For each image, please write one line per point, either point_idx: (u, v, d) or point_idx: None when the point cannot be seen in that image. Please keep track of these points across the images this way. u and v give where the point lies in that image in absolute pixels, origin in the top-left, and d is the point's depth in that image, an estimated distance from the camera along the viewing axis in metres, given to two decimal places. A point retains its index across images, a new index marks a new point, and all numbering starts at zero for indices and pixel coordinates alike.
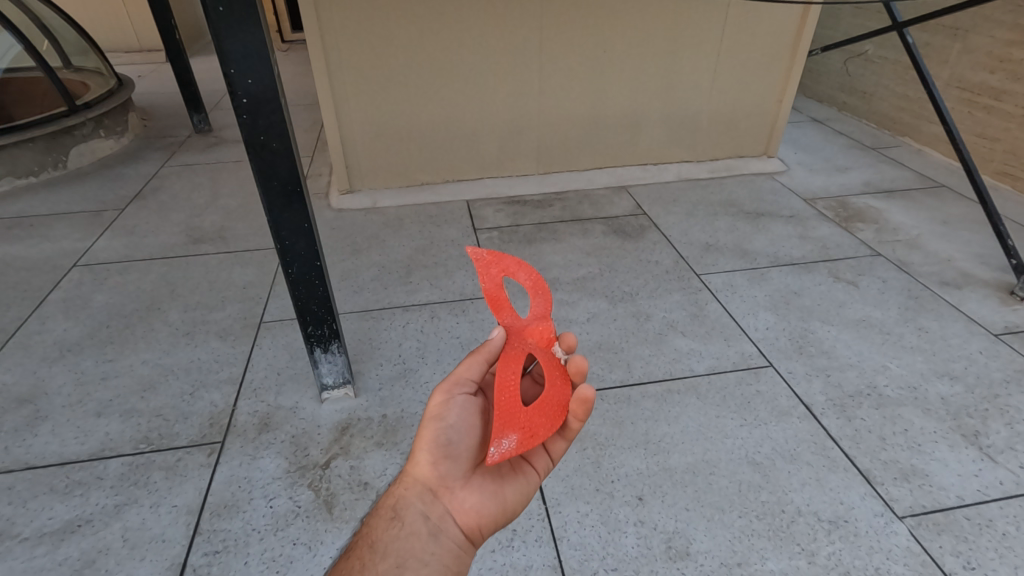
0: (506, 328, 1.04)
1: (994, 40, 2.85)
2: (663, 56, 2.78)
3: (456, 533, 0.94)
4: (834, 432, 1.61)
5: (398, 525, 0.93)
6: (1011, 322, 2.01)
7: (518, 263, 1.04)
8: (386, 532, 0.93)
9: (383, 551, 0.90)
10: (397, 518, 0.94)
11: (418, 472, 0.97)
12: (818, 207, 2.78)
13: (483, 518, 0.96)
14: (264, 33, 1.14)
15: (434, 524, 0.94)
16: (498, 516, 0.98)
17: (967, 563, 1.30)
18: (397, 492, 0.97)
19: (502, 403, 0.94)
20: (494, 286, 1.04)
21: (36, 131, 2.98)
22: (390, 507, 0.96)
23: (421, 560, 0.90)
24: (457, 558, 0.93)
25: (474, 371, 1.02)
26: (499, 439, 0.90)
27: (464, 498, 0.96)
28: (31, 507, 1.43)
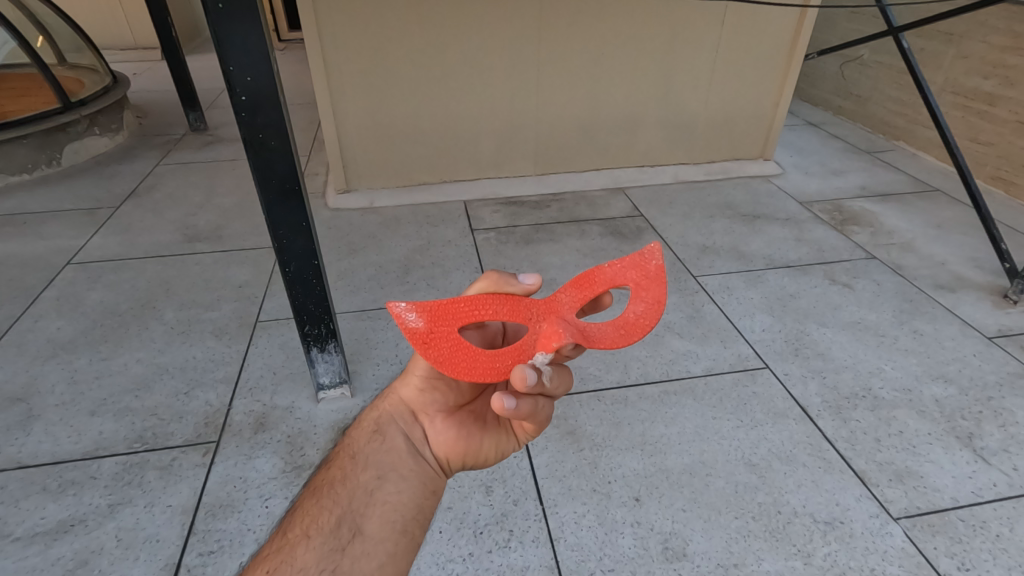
0: (552, 296, 0.89)
1: (988, 45, 2.88)
2: (661, 59, 2.79)
3: (432, 459, 0.93)
4: (829, 433, 1.62)
5: (380, 440, 0.93)
6: (1004, 325, 2.03)
7: (652, 304, 0.86)
8: (368, 445, 0.94)
9: (364, 462, 0.91)
10: (378, 433, 0.94)
11: (406, 393, 0.97)
12: (814, 210, 2.79)
13: (458, 451, 0.92)
14: (264, 30, 1.14)
15: (413, 445, 0.93)
16: (473, 455, 0.92)
17: (961, 565, 1.31)
18: (383, 411, 0.97)
19: (455, 303, 0.85)
20: (607, 277, 0.87)
21: (30, 128, 2.96)
22: (374, 424, 0.97)
23: (398, 475, 0.89)
24: (431, 482, 0.92)
25: (478, 290, 0.91)
26: (418, 309, 0.83)
27: (441, 427, 0.93)
28: (23, 507, 1.42)
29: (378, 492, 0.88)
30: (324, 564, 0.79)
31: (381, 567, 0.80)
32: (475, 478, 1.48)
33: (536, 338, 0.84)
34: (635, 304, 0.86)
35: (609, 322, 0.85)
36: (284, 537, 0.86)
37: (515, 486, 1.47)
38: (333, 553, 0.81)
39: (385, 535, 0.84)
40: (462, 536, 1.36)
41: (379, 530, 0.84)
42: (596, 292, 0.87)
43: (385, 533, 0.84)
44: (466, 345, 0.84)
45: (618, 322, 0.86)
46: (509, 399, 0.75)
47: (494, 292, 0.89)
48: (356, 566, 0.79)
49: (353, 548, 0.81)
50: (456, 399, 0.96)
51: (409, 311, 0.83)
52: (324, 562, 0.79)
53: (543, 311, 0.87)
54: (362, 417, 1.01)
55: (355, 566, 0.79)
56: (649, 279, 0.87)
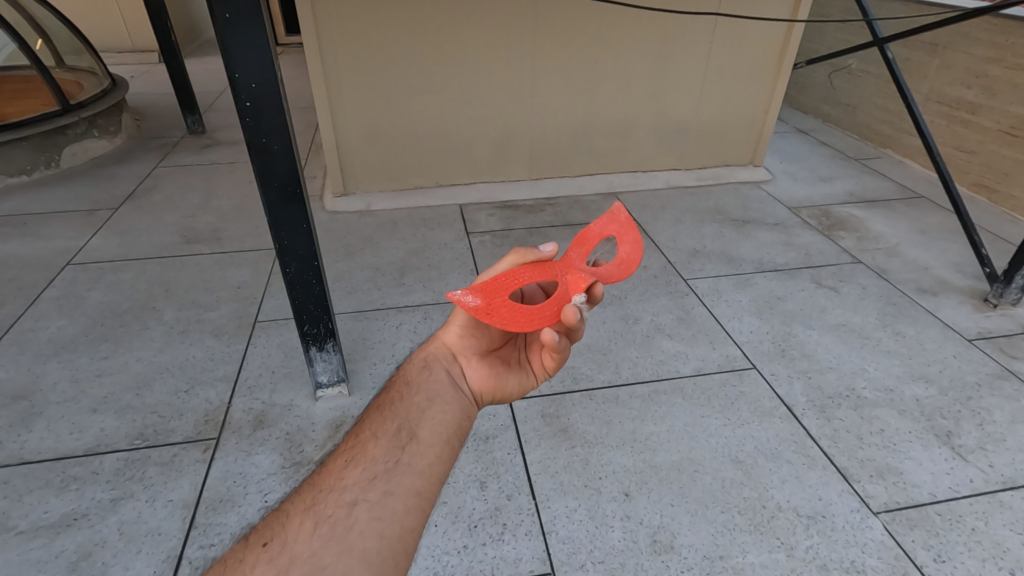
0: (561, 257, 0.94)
1: (970, 56, 2.96)
2: (654, 65, 2.85)
3: (470, 392, 0.97)
4: (814, 432, 1.67)
5: (428, 371, 0.98)
6: (984, 328, 2.09)
7: (634, 238, 0.94)
8: (418, 374, 0.98)
9: (416, 387, 0.96)
10: (426, 365, 0.98)
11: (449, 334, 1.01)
12: (802, 215, 2.85)
13: (494, 387, 0.97)
14: (268, 38, 1.18)
15: (455, 378, 0.97)
16: (505, 392, 0.97)
17: (938, 557, 1.36)
18: (431, 347, 1.02)
19: (499, 279, 0.90)
20: (596, 232, 0.94)
21: (29, 130, 2.99)
22: (422, 358, 1.01)
23: (445, 399, 0.94)
24: (470, 410, 0.97)
25: (503, 262, 0.95)
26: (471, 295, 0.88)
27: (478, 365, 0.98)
28: (27, 501, 1.44)
29: (429, 410, 0.93)
30: (388, 459, 0.86)
31: (432, 467, 0.87)
32: (470, 474, 1.52)
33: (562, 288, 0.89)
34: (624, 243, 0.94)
35: (608, 261, 0.93)
36: (353, 437, 0.92)
37: (509, 481, 1.51)
38: (394, 451, 0.87)
39: (436, 443, 0.90)
40: (458, 529, 1.40)
41: (430, 438, 0.90)
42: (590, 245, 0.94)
43: (437, 442, 0.90)
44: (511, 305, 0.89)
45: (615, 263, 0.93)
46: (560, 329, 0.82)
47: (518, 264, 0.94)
48: (414, 462, 0.87)
49: (411, 448, 0.88)
50: (491, 340, 1.00)
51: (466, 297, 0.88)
52: (389, 455, 0.87)
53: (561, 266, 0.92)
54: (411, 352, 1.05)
55: (413, 464, 0.86)
56: (627, 224, 0.96)
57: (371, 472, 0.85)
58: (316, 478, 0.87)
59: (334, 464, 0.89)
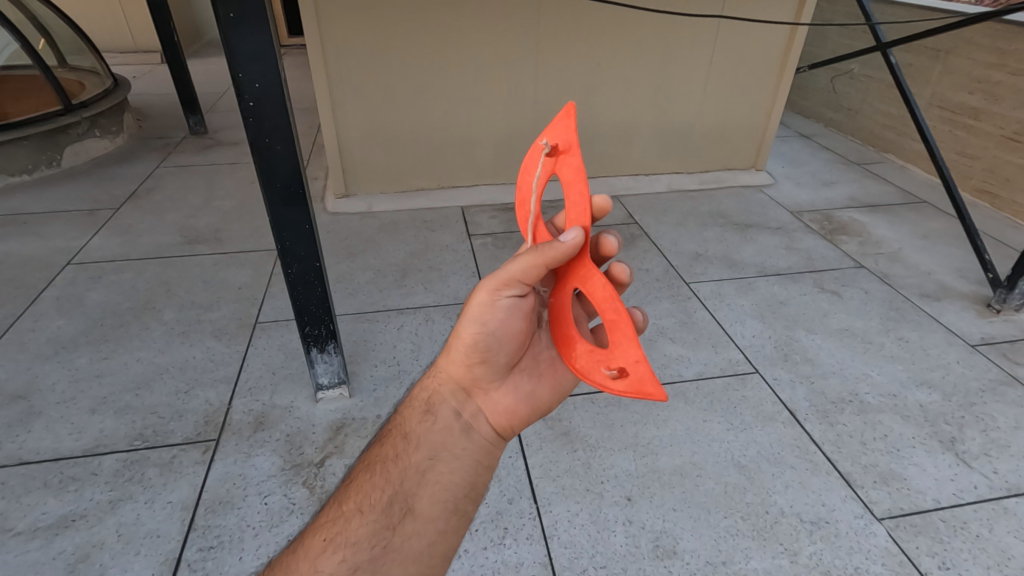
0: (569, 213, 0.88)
1: (973, 61, 2.95)
2: (657, 68, 2.85)
3: (483, 433, 0.95)
4: (816, 437, 1.66)
5: (432, 419, 0.94)
6: (987, 334, 2.08)
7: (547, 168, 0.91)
8: (420, 424, 0.94)
9: (416, 442, 0.92)
10: (431, 411, 0.95)
11: (457, 370, 0.97)
12: (804, 219, 2.85)
13: (510, 421, 0.97)
14: (273, 39, 1.18)
15: (466, 422, 0.95)
16: (525, 419, 0.99)
17: (942, 563, 1.35)
18: (434, 391, 0.98)
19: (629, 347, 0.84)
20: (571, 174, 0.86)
21: (30, 129, 2.99)
22: (425, 403, 0.97)
23: (452, 451, 0.92)
24: (482, 456, 0.94)
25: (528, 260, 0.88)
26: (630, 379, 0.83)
27: (496, 399, 0.97)
28: (25, 502, 1.44)
29: (431, 472, 0.89)
30: (374, 542, 0.82)
31: (431, 546, 0.84)
32: None
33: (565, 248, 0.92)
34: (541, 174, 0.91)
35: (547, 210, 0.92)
36: (337, 509, 0.88)
37: (510, 485, 1.50)
38: (384, 531, 0.83)
39: (437, 515, 0.86)
40: None
41: (430, 510, 0.86)
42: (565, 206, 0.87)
43: (438, 514, 0.86)
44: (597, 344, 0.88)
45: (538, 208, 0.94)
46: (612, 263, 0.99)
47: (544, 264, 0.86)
48: (407, 545, 0.82)
49: (404, 527, 0.83)
50: (504, 366, 0.98)
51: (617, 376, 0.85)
52: (376, 538, 0.82)
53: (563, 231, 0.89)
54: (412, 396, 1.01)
55: (408, 545, 0.83)
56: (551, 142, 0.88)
57: (355, 560, 0.80)
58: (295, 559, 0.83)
59: (311, 544, 0.84)
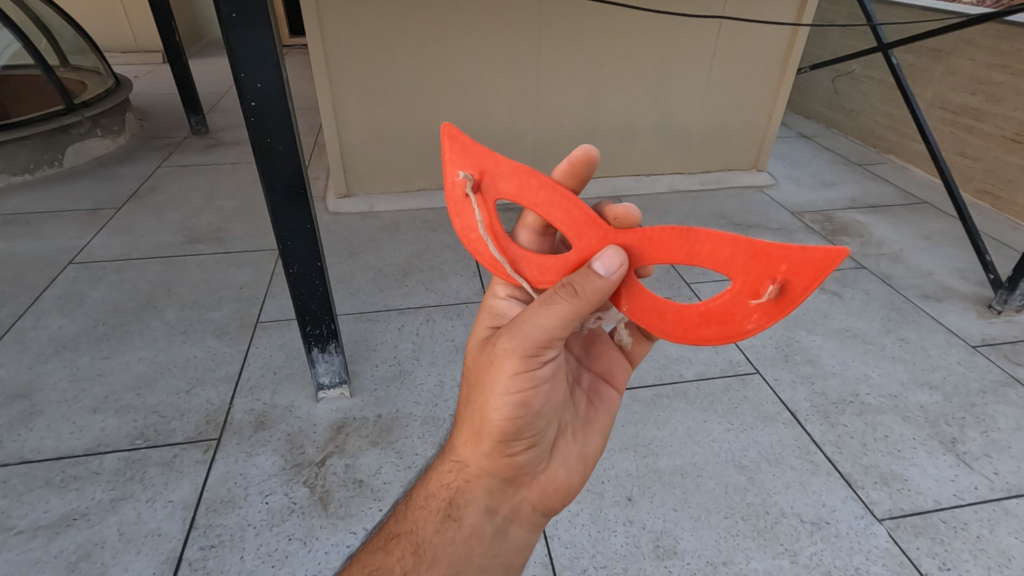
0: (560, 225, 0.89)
1: (975, 62, 2.95)
2: (658, 68, 2.85)
3: (511, 532, 1.01)
4: (817, 437, 1.66)
5: (454, 527, 0.98)
6: (988, 334, 2.08)
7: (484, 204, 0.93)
8: (437, 533, 0.98)
9: (432, 557, 0.96)
10: (454, 519, 0.98)
11: (487, 464, 0.97)
12: (806, 220, 2.85)
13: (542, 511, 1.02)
14: (274, 39, 1.18)
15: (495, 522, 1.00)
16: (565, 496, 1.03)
17: (942, 564, 1.35)
18: (459, 492, 1.00)
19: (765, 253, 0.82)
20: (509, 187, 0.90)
21: (32, 129, 2.99)
22: (447, 504, 1.00)
23: (474, 562, 0.98)
24: (505, 557, 1.01)
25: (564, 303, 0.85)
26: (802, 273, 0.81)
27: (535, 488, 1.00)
28: (27, 501, 1.44)
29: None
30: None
31: None
32: None
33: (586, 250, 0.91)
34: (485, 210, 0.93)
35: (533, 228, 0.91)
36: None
37: None
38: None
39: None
40: None
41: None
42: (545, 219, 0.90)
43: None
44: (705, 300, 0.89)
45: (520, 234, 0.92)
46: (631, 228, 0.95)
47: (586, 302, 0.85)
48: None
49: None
50: (547, 448, 0.99)
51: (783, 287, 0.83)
52: None
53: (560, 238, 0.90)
54: (429, 494, 1.02)
55: None
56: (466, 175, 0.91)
57: None
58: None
59: None
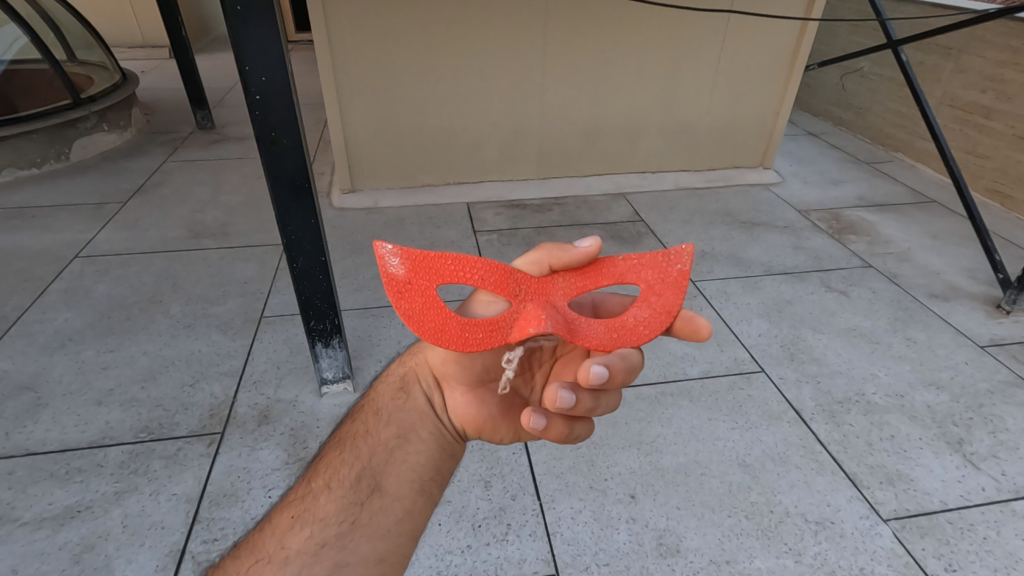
0: (550, 279, 0.82)
1: (986, 60, 2.92)
2: (664, 64, 2.83)
3: (452, 426, 0.94)
4: (822, 437, 1.65)
5: (405, 396, 0.96)
6: (997, 335, 2.06)
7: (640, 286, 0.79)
8: (394, 399, 0.96)
9: (387, 418, 0.94)
10: (406, 390, 0.96)
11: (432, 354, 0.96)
12: (812, 218, 2.83)
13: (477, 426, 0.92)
14: (279, 32, 1.18)
15: (437, 406, 0.94)
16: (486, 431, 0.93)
17: (949, 565, 1.34)
18: (411, 368, 1.00)
19: (442, 258, 0.79)
20: (620, 271, 0.80)
21: (39, 123, 3.01)
22: (400, 380, 0.99)
23: (421, 433, 0.92)
24: (450, 446, 0.94)
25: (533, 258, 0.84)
26: (402, 254, 0.78)
27: (461, 400, 0.92)
28: (31, 492, 1.45)
29: (399, 451, 0.91)
30: (343, 518, 0.84)
31: (399, 524, 0.85)
32: (474, 473, 1.51)
33: (514, 318, 0.77)
34: (670, 296, 0.78)
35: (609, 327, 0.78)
36: (307, 485, 0.91)
37: (514, 481, 1.50)
38: (352, 507, 0.85)
39: (406, 493, 0.87)
40: (461, 528, 1.39)
41: (399, 488, 0.88)
42: (604, 287, 0.80)
43: (407, 492, 0.88)
44: (438, 307, 0.78)
45: (614, 327, 0.78)
46: (560, 394, 0.71)
47: (552, 264, 0.82)
48: (376, 520, 0.84)
49: (372, 504, 0.85)
50: (477, 373, 0.91)
51: (394, 255, 0.78)
52: (343, 515, 0.84)
53: (589, 279, 0.81)
54: (388, 373, 1.05)
55: (374, 523, 0.84)
56: (671, 284, 0.79)
57: (321, 538, 0.82)
58: (263, 535, 0.87)
59: (278, 521, 0.87)
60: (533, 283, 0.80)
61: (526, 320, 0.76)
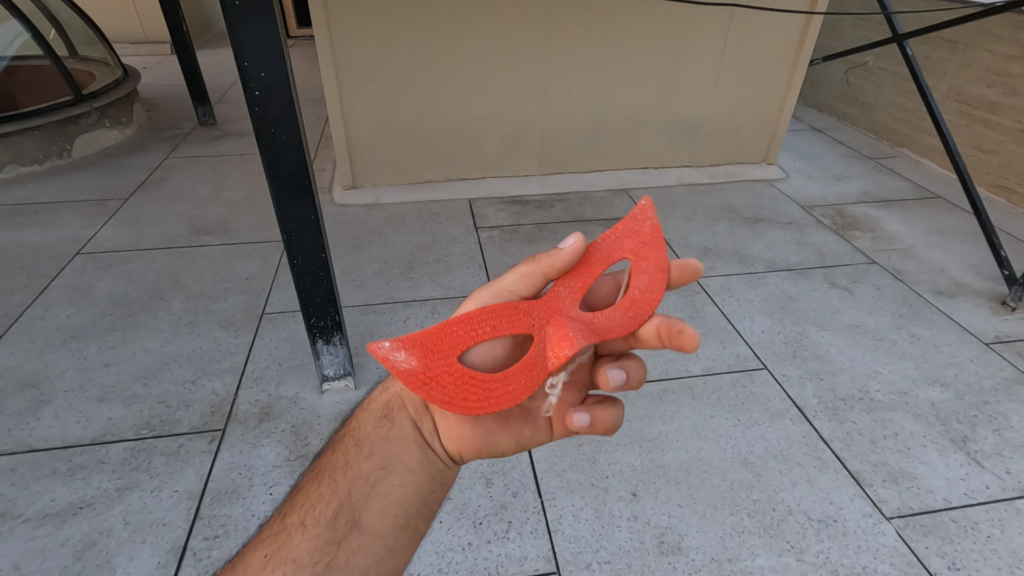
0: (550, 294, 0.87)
1: (993, 54, 2.89)
2: (667, 59, 2.81)
3: (440, 451, 0.95)
4: (825, 434, 1.64)
5: (387, 427, 0.98)
6: (1002, 331, 2.05)
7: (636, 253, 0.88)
8: (375, 430, 0.98)
9: (369, 450, 0.96)
10: (387, 418, 0.99)
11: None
12: (816, 214, 2.81)
13: (469, 448, 0.94)
14: (278, 28, 1.17)
15: (423, 434, 0.96)
16: (482, 450, 0.94)
17: (952, 564, 1.34)
18: (394, 397, 1.02)
19: (445, 328, 0.83)
20: (603, 254, 0.89)
21: (41, 120, 3.01)
22: (383, 408, 1.01)
23: (404, 464, 0.94)
24: (438, 472, 0.95)
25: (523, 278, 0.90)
26: (403, 346, 0.81)
27: (452, 422, 0.93)
28: (34, 489, 1.45)
29: (380, 485, 0.92)
30: (318, 556, 0.84)
31: (378, 562, 0.86)
32: (475, 471, 1.51)
33: (544, 345, 0.82)
34: (656, 254, 0.88)
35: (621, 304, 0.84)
36: (283, 522, 0.92)
37: (515, 478, 1.50)
38: (327, 547, 0.85)
39: (384, 530, 0.88)
40: (462, 526, 1.39)
41: (379, 524, 0.89)
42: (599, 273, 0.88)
43: (386, 527, 0.89)
44: (468, 381, 0.82)
45: (628, 301, 0.85)
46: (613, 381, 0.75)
47: (543, 272, 0.89)
48: (352, 560, 0.84)
49: (349, 542, 0.86)
50: None
51: (395, 350, 0.81)
52: (319, 554, 0.85)
53: (583, 275, 0.88)
54: (372, 400, 1.06)
55: (350, 560, 0.85)
56: (648, 241, 0.90)
57: None
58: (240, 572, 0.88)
59: (255, 559, 0.88)
60: (541, 305, 0.86)
61: (555, 346, 0.80)
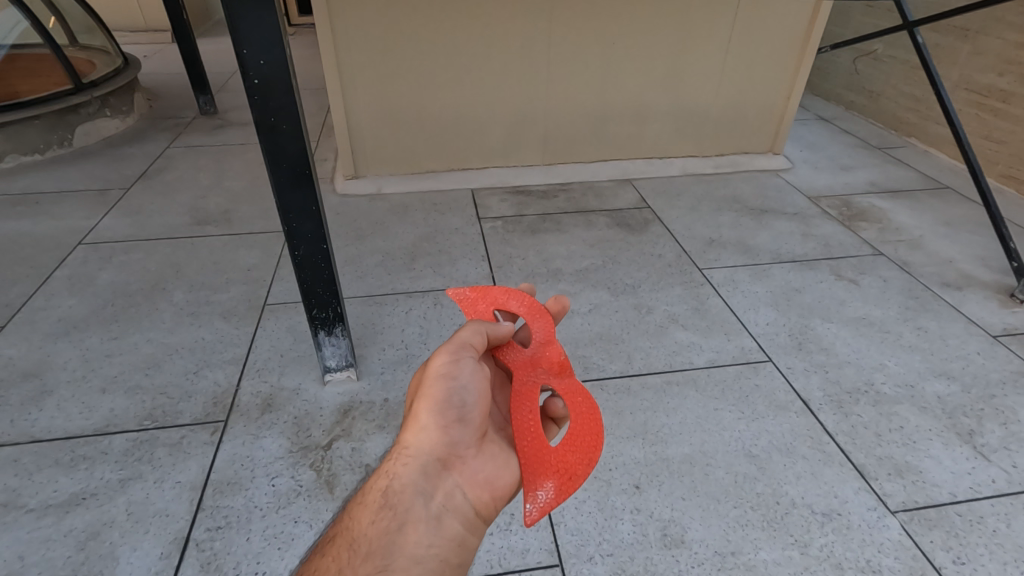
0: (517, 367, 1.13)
1: (1004, 42, 2.84)
2: (673, 48, 2.77)
3: (448, 531, 0.97)
4: (830, 427, 1.63)
5: (388, 517, 0.95)
6: (1010, 324, 2.03)
7: (504, 296, 1.22)
8: (372, 525, 0.95)
9: (367, 548, 0.92)
10: (388, 506, 0.97)
11: (421, 445, 1.01)
12: (822, 205, 2.78)
13: (490, 498, 1.02)
14: (277, 15, 1.15)
15: (432, 514, 0.97)
16: (500, 494, 1.04)
17: (956, 558, 1.33)
18: (390, 484, 0.99)
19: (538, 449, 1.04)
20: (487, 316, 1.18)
21: (42, 108, 2.99)
22: (382, 496, 0.98)
23: (411, 552, 0.92)
24: (447, 555, 0.95)
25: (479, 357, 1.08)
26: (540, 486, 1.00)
27: (476, 468, 1.03)
28: (37, 479, 1.45)
29: None
30: None
31: None
32: None
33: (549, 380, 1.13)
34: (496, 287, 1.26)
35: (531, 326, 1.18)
36: None
37: None
38: None
39: None
40: None
41: None
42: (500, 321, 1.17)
43: None
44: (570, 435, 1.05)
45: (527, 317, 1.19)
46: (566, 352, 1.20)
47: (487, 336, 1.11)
48: None
49: None
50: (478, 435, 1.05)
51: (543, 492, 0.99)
52: None
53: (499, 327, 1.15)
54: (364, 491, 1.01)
55: None
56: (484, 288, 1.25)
57: None
58: None
59: None
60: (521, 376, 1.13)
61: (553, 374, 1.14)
